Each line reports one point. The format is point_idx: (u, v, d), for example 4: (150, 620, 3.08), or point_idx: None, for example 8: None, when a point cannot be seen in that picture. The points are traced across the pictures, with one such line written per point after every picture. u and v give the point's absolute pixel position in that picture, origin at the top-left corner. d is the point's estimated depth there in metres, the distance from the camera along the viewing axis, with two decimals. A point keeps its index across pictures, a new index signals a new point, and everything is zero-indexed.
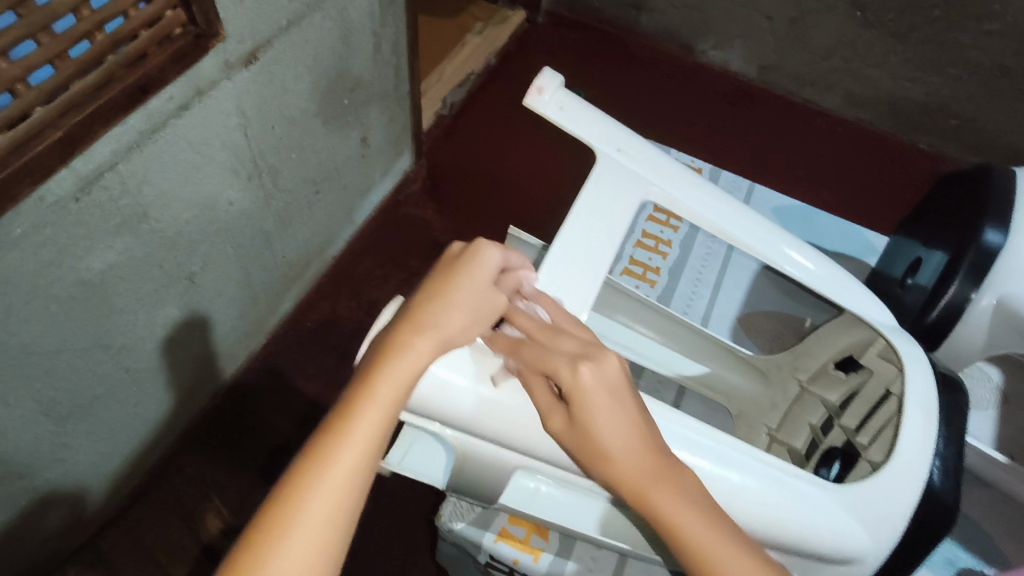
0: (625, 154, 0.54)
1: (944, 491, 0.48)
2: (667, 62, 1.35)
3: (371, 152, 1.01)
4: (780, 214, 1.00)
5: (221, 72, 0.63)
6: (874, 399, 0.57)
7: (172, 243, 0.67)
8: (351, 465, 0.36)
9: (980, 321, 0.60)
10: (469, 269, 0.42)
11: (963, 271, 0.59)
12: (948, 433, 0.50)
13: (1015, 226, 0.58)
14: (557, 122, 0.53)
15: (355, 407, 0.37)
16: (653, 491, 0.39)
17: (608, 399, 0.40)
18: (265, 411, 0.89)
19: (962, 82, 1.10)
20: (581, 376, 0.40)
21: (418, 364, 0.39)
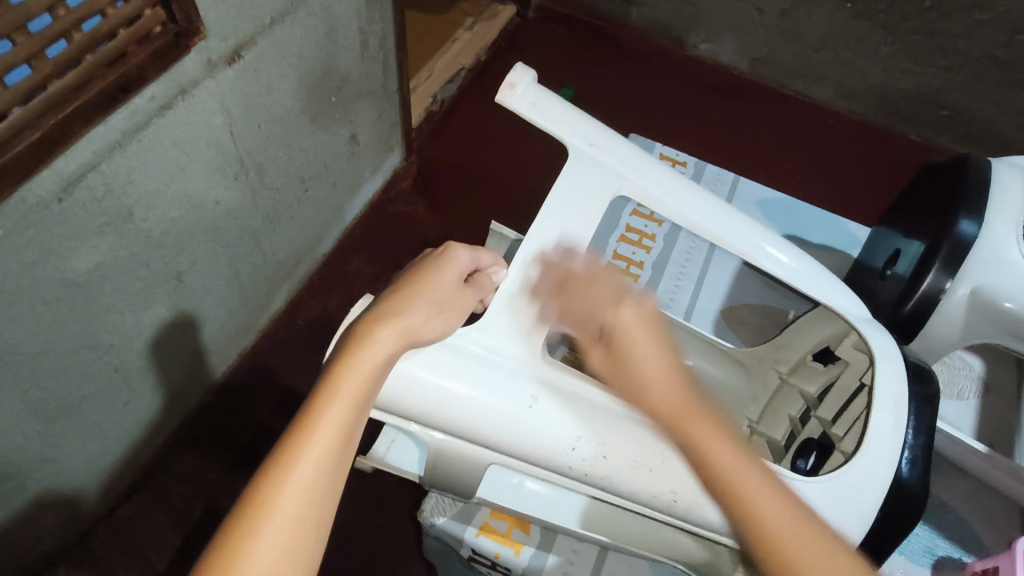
0: (600, 149, 0.53)
1: (915, 481, 0.48)
2: (657, 55, 1.35)
3: (360, 149, 1.01)
4: (765, 208, 1.00)
5: (204, 71, 0.63)
6: (850, 389, 0.59)
7: (157, 243, 0.67)
8: (319, 458, 0.37)
9: (956, 313, 0.60)
10: (434, 270, 0.45)
11: (939, 260, 0.59)
12: (917, 422, 0.50)
13: (989, 218, 0.59)
14: (529, 117, 0.53)
15: (319, 402, 0.38)
16: (691, 422, 0.43)
17: (647, 336, 0.47)
18: (255, 409, 0.89)
19: (953, 73, 1.10)
20: (623, 317, 0.47)
21: (384, 355, 0.41)
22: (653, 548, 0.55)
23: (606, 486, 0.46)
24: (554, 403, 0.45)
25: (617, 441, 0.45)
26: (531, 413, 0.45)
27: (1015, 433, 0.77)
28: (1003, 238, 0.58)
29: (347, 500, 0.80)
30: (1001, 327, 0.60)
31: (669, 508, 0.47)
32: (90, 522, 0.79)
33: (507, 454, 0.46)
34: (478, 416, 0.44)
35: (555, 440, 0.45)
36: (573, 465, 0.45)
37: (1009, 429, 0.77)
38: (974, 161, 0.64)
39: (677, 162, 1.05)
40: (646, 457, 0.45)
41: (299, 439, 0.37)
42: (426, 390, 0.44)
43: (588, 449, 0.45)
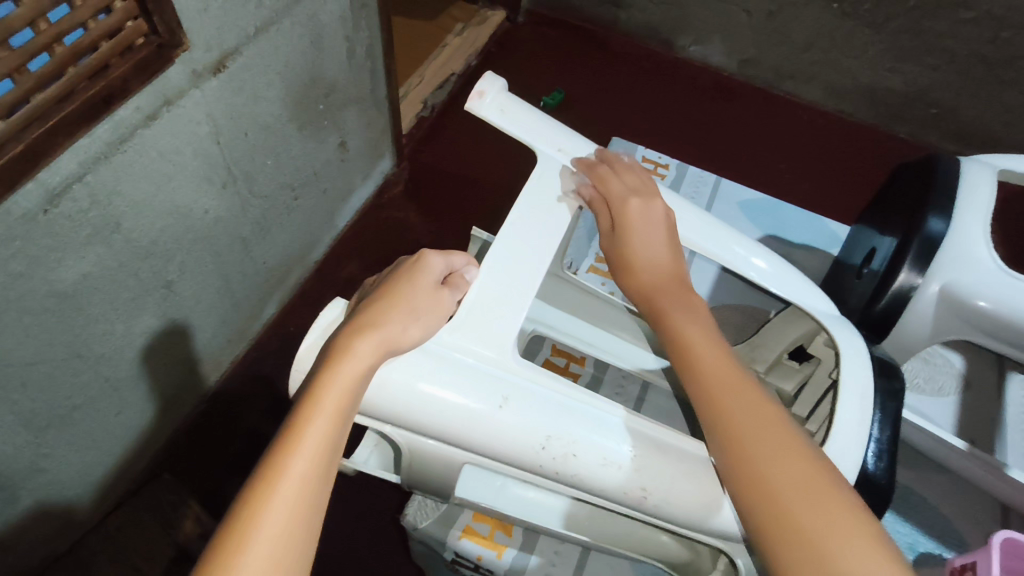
0: (567, 154, 0.57)
1: (880, 476, 0.48)
2: (645, 58, 1.36)
3: (350, 156, 1.01)
4: (746, 208, 1.00)
5: (189, 82, 0.64)
6: (824, 385, 0.59)
7: (147, 253, 0.68)
8: (304, 470, 0.37)
9: (926, 310, 0.60)
10: (410, 279, 0.46)
11: (910, 257, 0.59)
12: (883, 417, 0.50)
13: (956, 215, 0.59)
14: (500, 124, 0.57)
15: (302, 411, 0.39)
16: (666, 299, 0.50)
17: (646, 227, 0.54)
18: (248, 416, 0.90)
19: (940, 71, 1.10)
20: (629, 205, 0.54)
21: (368, 362, 0.42)
22: (633, 546, 0.58)
23: (578, 484, 0.47)
24: (522, 404, 0.45)
25: (587, 441, 0.45)
26: (501, 414, 0.45)
27: (999, 429, 0.77)
28: (971, 236, 0.58)
29: (337, 505, 0.80)
30: (973, 325, 0.60)
31: (640, 506, 0.47)
32: (81, 531, 0.80)
33: (478, 453, 0.47)
34: (448, 417, 0.45)
35: (524, 440, 0.45)
36: (545, 463, 0.46)
37: (992, 425, 0.78)
38: (942, 159, 0.64)
39: (660, 165, 1.06)
40: (614, 455, 0.46)
41: (282, 450, 0.38)
42: (395, 390, 0.44)
43: (559, 447, 0.45)
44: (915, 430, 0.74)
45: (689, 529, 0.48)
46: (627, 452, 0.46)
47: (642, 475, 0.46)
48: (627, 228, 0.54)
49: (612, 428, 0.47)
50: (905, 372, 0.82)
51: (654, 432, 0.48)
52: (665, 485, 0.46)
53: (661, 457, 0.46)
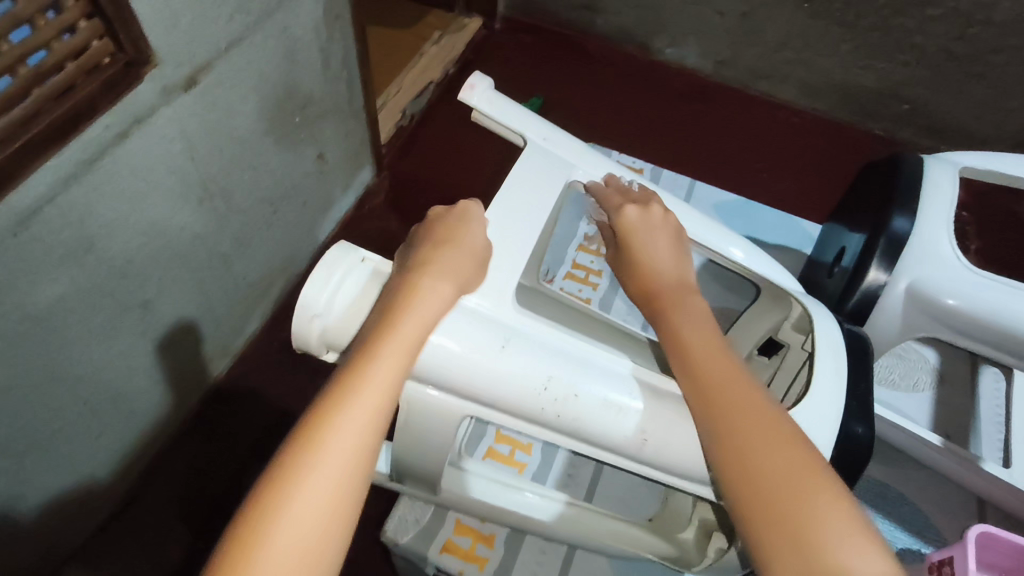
0: (551, 142, 0.59)
1: (865, 435, 0.48)
2: (622, 61, 1.37)
3: (328, 168, 1.01)
4: (719, 210, 1.02)
5: (159, 98, 0.63)
6: (796, 365, 0.56)
7: (123, 272, 0.67)
8: (333, 475, 0.36)
9: (894, 308, 0.61)
10: (453, 240, 0.47)
11: (878, 253, 0.60)
12: (862, 369, 0.51)
13: (920, 214, 0.60)
14: (489, 115, 0.59)
15: (329, 412, 0.38)
16: (672, 294, 0.50)
17: (648, 232, 0.54)
18: (232, 432, 0.88)
19: (911, 68, 1.12)
20: (627, 214, 0.55)
21: (401, 359, 0.41)
22: (620, 543, 0.59)
23: (577, 432, 0.46)
24: (521, 349, 0.45)
25: (588, 384, 0.46)
26: (500, 357, 0.45)
27: (975, 421, 0.78)
28: (935, 235, 0.59)
29: None
30: (943, 324, 0.60)
31: (639, 452, 0.46)
32: (61, 558, 0.78)
33: (476, 403, 0.46)
34: (450, 363, 0.44)
35: (524, 384, 0.45)
36: (545, 409, 0.45)
37: (970, 418, 0.79)
38: (906, 158, 0.65)
39: (635, 169, 1.07)
40: (616, 396, 0.46)
41: (311, 450, 0.37)
42: None
43: (560, 390, 0.45)
44: (893, 428, 0.74)
45: (681, 479, 0.48)
46: (626, 395, 0.46)
47: (642, 416, 0.46)
48: (629, 238, 0.54)
49: (612, 374, 0.47)
50: (879, 368, 0.83)
51: (650, 379, 0.48)
52: (664, 427, 0.46)
53: (658, 401, 0.46)
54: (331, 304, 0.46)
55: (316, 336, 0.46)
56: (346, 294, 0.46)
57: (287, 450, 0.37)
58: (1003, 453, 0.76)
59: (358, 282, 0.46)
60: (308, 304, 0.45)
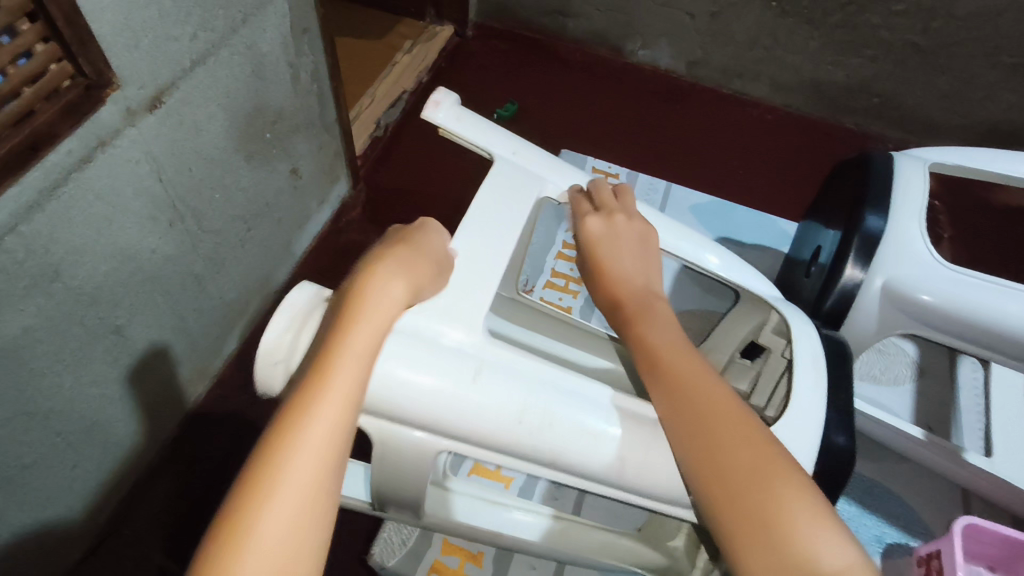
0: (523, 157, 0.58)
1: (844, 445, 0.48)
2: (596, 64, 1.37)
3: (303, 183, 1.00)
4: (697, 211, 1.06)
5: (124, 120, 0.62)
6: (779, 371, 0.53)
7: (92, 299, 0.65)
8: (303, 492, 0.36)
9: (871, 306, 0.61)
10: (415, 246, 0.47)
11: (854, 253, 0.60)
12: (839, 380, 0.52)
13: (893, 211, 0.61)
14: (453, 131, 0.58)
15: (288, 434, 0.37)
16: (637, 304, 0.51)
17: (615, 241, 0.55)
18: (213, 456, 0.86)
19: (878, 62, 1.14)
20: (592, 225, 0.56)
21: (358, 374, 0.39)
22: (607, 555, 0.59)
23: (554, 461, 0.45)
24: (493, 380, 0.45)
25: (565, 409, 0.45)
26: (471, 391, 0.44)
27: (956, 412, 0.79)
28: (909, 233, 0.60)
29: None
30: (920, 321, 0.60)
31: (618, 477, 0.46)
32: None
33: (449, 439, 0.45)
34: (422, 400, 0.43)
35: (498, 416, 0.44)
36: (520, 440, 0.44)
37: (950, 409, 0.80)
38: (876, 156, 0.66)
39: (610, 173, 1.12)
40: (591, 422, 0.45)
41: (277, 462, 0.36)
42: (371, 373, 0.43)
43: (535, 419, 0.44)
44: (878, 424, 0.75)
45: (662, 502, 0.47)
46: (604, 421, 0.46)
47: (620, 441, 0.45)
48: (598, 250, 0.55)
49: (587, 399, 0.46)
50: (861, 363, 0.84)
51: (630, 404, 0.47)
52: (643, 452, 0.45)
53: (637, 426, 0.46)
54: (295, 345, 0.45)
55: (282, 378, 0.45)
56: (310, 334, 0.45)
57: (250, 471, 0.36)
58: (985, 442, 0.77)
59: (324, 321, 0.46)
60: (270, 347, 0.44)
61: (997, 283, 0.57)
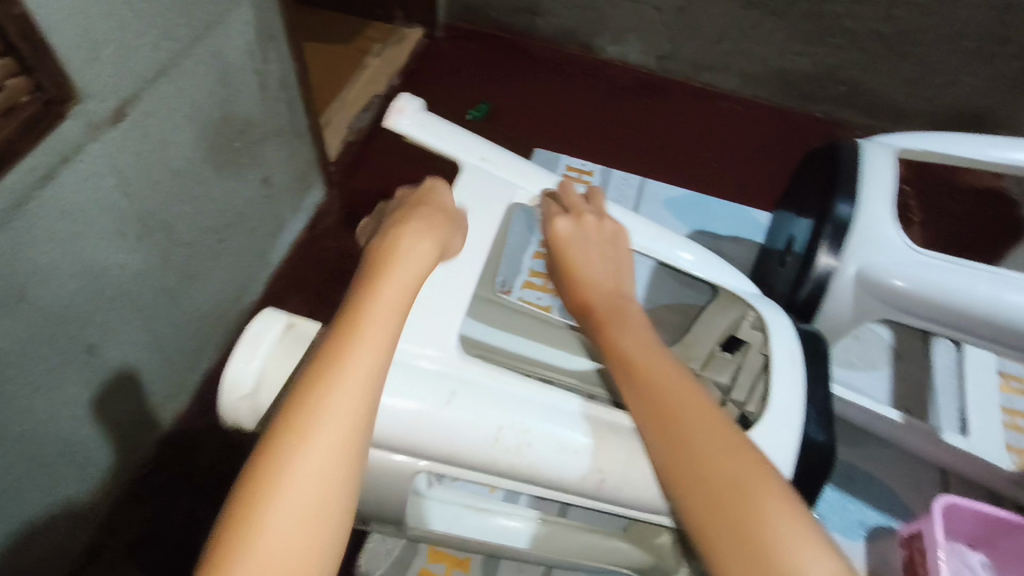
0: (491, 163, 0.57)
1: (822, 440, 0.48)
2: (566, 62, 1.37)
3: (275, 191, 0.98)
4: (671, 205, 1.07)
5: (85, 134, 0.60)
6: (759, 365, 0.54)
7: (60, 319, 0.63)
8: (304, 506, 0.35)
9: (845, 294, 0.62)
10: (435, 206, 0.49)
11: (827, 241, 0.61)
12: (816, 377, 0.52)
13: (863, 198, 0.62)
14: (421, 139, 0.56)
15: (299, 428, 0.36)
16: (609, 310, 0.50)
17: (583, 244, 0.54)
18: (193, 474, 0.85)
19: (843, 51, 1.15)
20: (559, 228, 0.54)
21: (371, 367, 0.39)
22: (594, 558, 0.60)
23: (533, 478, 0.45)
24: (468, 400, 0.44)
25: (540, 427, 0.44)
26: (446, 413, 0.43)
27: (932, 393, 0.81)
28: (879, 219, 0.61)
29: None
30: (894, 306, 0.61)
31: (598, 491, 0.45)
32: None
33: (429, 459, 0.45)
34: (398, 423, 0.43)
35: (475, 436, 0.43)
36: (498, 458, 0.44)
37: (926, 390, 0.81)
38: (844, 144, 0.67)
39: (584, 172, 1.12)
40: (568, 439, 0.44)
41: (290, 456, 0.36)
42: None
43: (511, 440, 0.44)
44: (858, 409, 0.77)
45: (644, 510, 0.47)
46: (582, 435, 0.45)
47: (597, 458, 0.44)
48: (567, 254, 0.54)
49: (562, 414, 0.45)
50: (838, 349, 0.85)
51: (606, 415, 0.46)
52: (621, 466, 0.45)
53: (614, 438, 0.45)
54: (261, 377, 0.45)
55: (248, 411, 0.45)
56: (277, 364, 0.45)
57: (258, 466, 0.36)
58: (961, 421, 0.78)
59: (291, 349, 0.46)
60: (236, 382, 0.45)
61: (969, 266, 0.58)
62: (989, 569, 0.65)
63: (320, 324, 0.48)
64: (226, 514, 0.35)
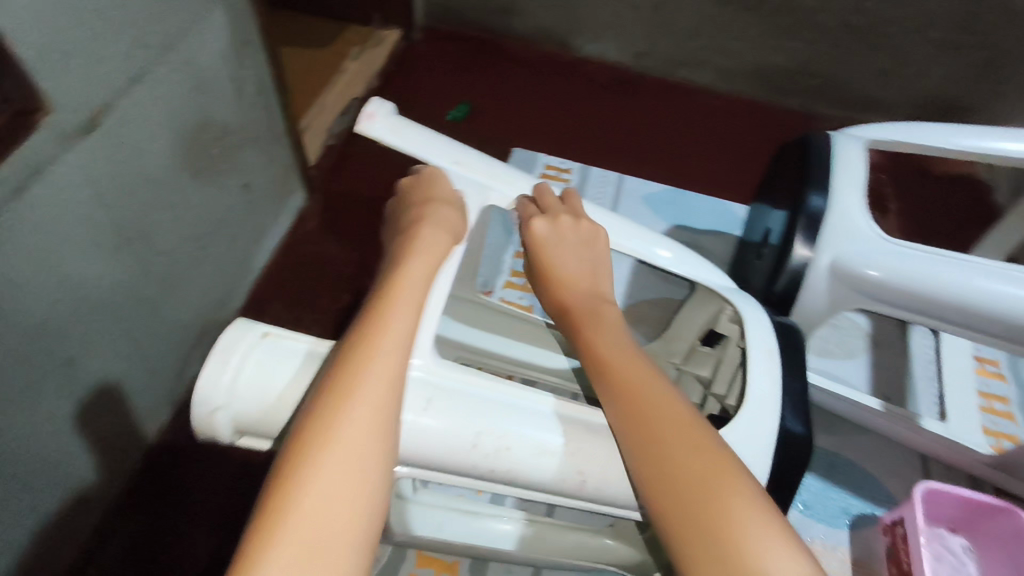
0: (464, 166, 0.57)
1: (800, 432, 0.49)
2: (544, 61, 1.37)
3: (255, 197, 0.97)
4: (650, 201, 1.07)
5: (57, 146, 0.59)
6: (736, 360, 0.56)
7: (39, 333, 0.62)
8: (346, 482, 0.36)
9: (820, 285, 0.63)
10: (439, 201, 0.52)
11: (800, 231, 0.62)
12: (794, 370, 0.52)
13: (833, 189, 0.63)
14: (391, 143, 0.56)
15: (341, 394, 0.39)
16: (585, 312, 0.51)
17: (559, 247, 0.54)
18: (179, 486, 0.84)
19: (817, 44, 1.16)
20: (537, 229, 0.55)
21: (401, 340, 0.42)
22: (583, 554, 0.60)
23: (514, 480, 0.45)
24: (444, 406, 0.43)
25: (518, 430, 0.44)
26: (422, 419, 0.43)
27: (910, 380, 0.82)
28: (850, 209, 0.62)
29: None
30: (869, 296, 0.62)
31: (579, 491, 0.45)
32: None
33: (408, 466, 0.45)
34: None
35: (453, 442, 0.43)
36: (476, 464, 0.44)
37: (905, 378, 0.82)
38: (814, 136, 0.68)
39: (563, 171, 1.13)
40: (548, 441, 0.44)
41: (334, 419, 0.38)
42: None
43: (490, 444, 0.44)
44: (836, 397, 0.78)
45: (624, 508, 0.47)
46: (562, 437, 0.45)
47: (577, 458, 0.44)
48: (544, 257, 0.54)
49: (540, 415, 0.45)
50: (817, 339, 0.86)
51: (584, 415, 0.47)
52: (600, 466, 0.45)
53: (594, 438, 0.45)
54: (232, 390, 0.44)
55: (223, 424, 0.45)
56: (248, 376, 0.44)
57: (299, 434, 0.38)
58: (938, 407, 0.80)
59: (263, 360, 0.45)
60: (206, 396, 0.44)
61: (941, 255, 0.59)
62: (971, 552, 0.66)
63: (294, 332, 0.48)
64: (272, 474, 0.37)
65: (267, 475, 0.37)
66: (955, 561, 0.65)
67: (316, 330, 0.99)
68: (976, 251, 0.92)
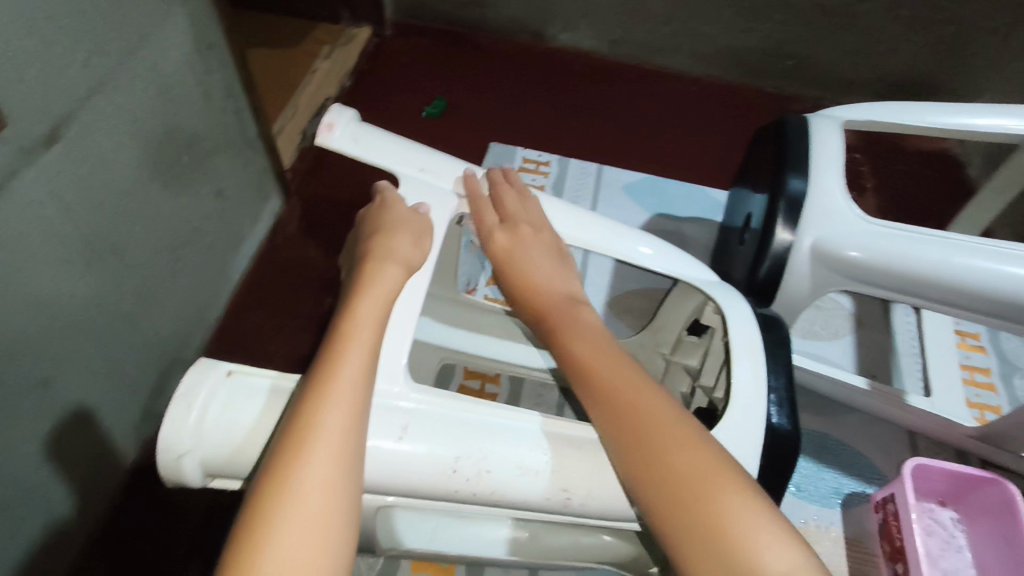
0: (430, 172, 0.57)
1: (786, 427, 0.49)
2: (519, 52, 1.36)
3: (230, 204, 0.95)
4: (631, 190, 1.07)
5: (17, 161, 0.57)
6: (721, 352, 0.58)
7: (10, 355, 0.60)
8: (307, 530, 0.37)
9: (803, 269, 0.63)
10: (388, 230, 0.51)
11: (781, 215, 0.62)
12: (777, 365, 0.52)
13: (812, 172, 0.63)
14: (354, 153, 0.55)
15: (294, 449, 0.39)
16: (555, 313, 0.54)
17: (523, 249, 0.58)
18: (167, 503, 0.82)
19: (789, 25, 1.17)
20: (498, 238, 0.58)
21: (356, 384, 0.42)
22: (578, 552, 0.61)
23: (498, 501, 0.45)
24: (424, 431, 0.43)
25: (499, 452, 0.44)
26: (401, 447, 0.43)
27: (895, 358, 0.83)
28: (829, 193, 0.62)
29: None
30: (848, 277, 0.62)
31: (566, 508, 0.45)
32: None
33: (392, 493, 0.44)
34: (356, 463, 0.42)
35: (435, 467, 0.43)
36: (458, 488, 0.43)
37: (890, 355, 0.84)
38: (791, 119, 0.68)
39: (541, 164, 1.12)
40: (530, 462, 0.44)
41: (281, 480, 0.38)
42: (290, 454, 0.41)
43: (470, 468, 0.43)
44: (822, 377, 0.79)
45: (614, 520, 0.47)
46: (543, 455, 0.44)
47: (560, 474, 0.44)
48: (510, 261, 0.58)
49: (520, 434, 0.45)
50: (805, 320, 0.87)
51: (565, 430, 0.46)
52: (583, 481, 0.44)
53: (576, 453, 0.45)
54: (199, 431, 0.43)
55: (192, 467, 0.44)
56: (217, 413, 0.44)
57: (258, 493, 0.37)
58: (923, 382, 0.81)
59: (232, 397, 0.44)
60: (172, 441, 0.43)
61: (922, 234, 0.59)
62: (961, 524, 0.67)
63: (261, 367, 0.47)
64: (229, 536, 0.37)
65: (229, 536, 0.37)
66: (945, 535, 0.67)
67: (302, 335, 0.98)
68: (956, 224, 0.93)
